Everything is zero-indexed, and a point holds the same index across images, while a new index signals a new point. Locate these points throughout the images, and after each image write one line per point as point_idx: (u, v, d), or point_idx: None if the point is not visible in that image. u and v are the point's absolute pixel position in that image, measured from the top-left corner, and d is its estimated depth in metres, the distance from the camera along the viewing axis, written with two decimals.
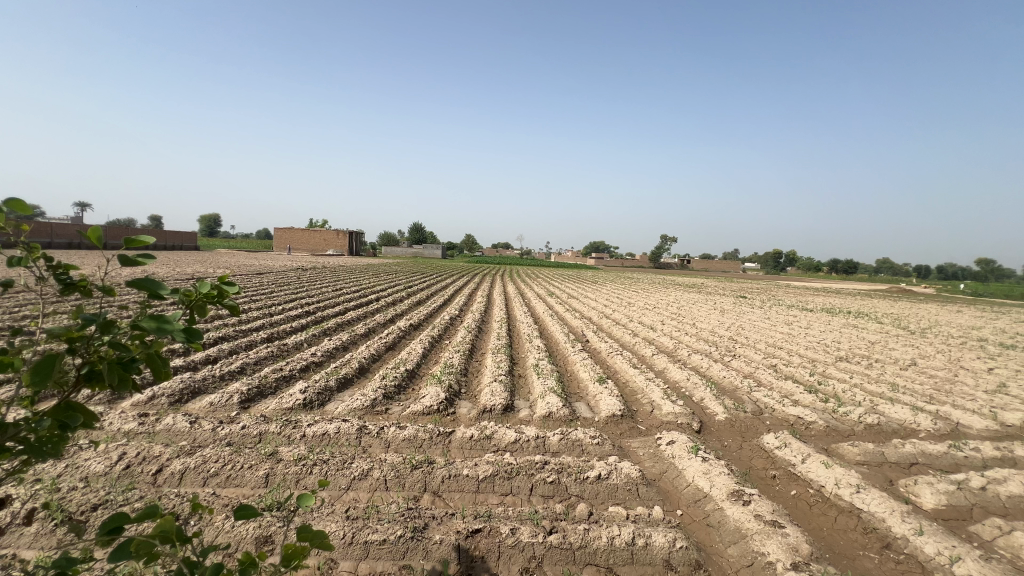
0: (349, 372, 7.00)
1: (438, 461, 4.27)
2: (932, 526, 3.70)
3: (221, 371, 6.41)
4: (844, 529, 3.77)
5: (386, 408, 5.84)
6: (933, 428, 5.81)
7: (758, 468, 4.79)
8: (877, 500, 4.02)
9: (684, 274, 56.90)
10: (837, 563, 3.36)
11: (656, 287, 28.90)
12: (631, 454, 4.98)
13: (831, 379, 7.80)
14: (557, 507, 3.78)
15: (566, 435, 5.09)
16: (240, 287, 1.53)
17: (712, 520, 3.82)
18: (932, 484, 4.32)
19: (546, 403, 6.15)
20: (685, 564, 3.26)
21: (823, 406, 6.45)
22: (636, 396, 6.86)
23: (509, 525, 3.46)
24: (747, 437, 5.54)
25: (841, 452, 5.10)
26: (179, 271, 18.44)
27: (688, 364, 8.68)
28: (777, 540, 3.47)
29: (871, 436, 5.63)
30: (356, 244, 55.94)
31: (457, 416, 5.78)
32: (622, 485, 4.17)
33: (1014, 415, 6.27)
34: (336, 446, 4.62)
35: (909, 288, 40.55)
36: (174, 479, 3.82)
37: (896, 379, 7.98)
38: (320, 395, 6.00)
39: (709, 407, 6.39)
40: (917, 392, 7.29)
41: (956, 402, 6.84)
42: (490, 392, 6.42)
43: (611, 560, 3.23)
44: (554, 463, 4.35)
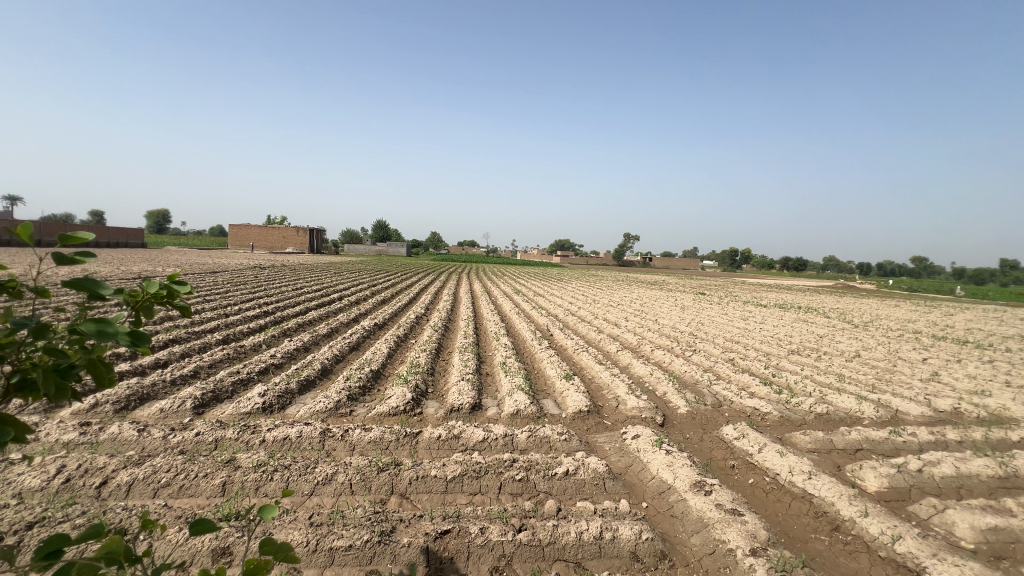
0: (311, 373, 6.79)
1: (404, 463, 4.20)
2: (875, 507, 3.94)
3: (172, 375, 6.09)
4: (797, 513, 3.97)
5: (350, 410, 5.71)
6: (876, 415, 6.20)
7: (718, 459, 4.97)
8: (827, 485, 4.26)
9: (646, 273, 58.39)
10: (791, 546, 3.53)
11: (620, 284, 29.36)
12: (597, 449, 5.06)
13: (784, 372, 8.18)
14: (526, 504, 3.80)
15: (534, 432, 5.13)
16: (192, 286, 1.45)
17: (676, 510, 3.94)
18: (876, 467, 4.61)
19: (513, 400, 6.17)
20: (651, 555, 3.34)
21: (777, 397, 6.77)
22: (602, 391, 6.98)
23: (478, 524, 3.45)
24: (707, 429, 5.73)
25: (794, 440, 5.36)
26: (124, 270, 17.37)
27: (652, 359, 8.92)
28: (736, 527, 3.62)
29: (821, 424, 5.95)
30: (317, 242, 54.38)
31: (424, 417, 5.72)
32: (590, 479, 4.24)
33: (946, 402, 6.76)
34: (298, 451, 4.48)
35: (854, 284, 42.59)
36: (120, 492, 3.60)
37: (842, 369, 8.47)
38: (281, 398, 5.79)
39: (672, 401, 6.59)
40: (861, 382, 7.76)
41: (895, 390, 7.34)
42: (457, 391, 6.38)
43: (580, 555, 3.28)
44: (522, 461, 4.37)
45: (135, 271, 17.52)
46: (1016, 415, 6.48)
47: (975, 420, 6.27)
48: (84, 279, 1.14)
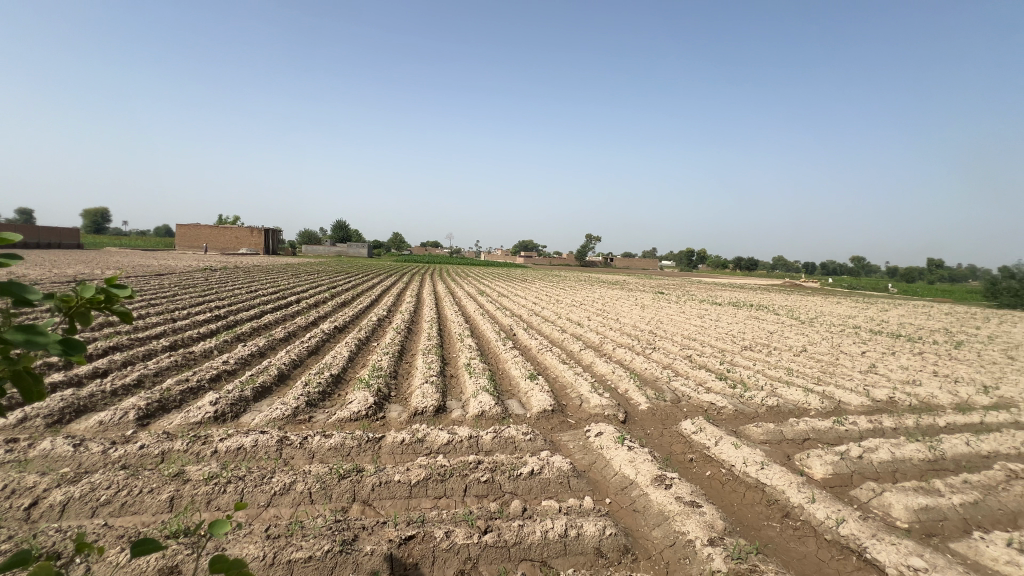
0: (266, 380, 6.52)
1: (367, 469, 4.10)
2: (822, 493, 4.18)
3: (113, 386, 5.70)
4: (751, 502, 4.15)
5: (309, 416, 5.52)
6: (821, 406, 6.59)
7: (677, 453, 5.13)
8: (778, 474, 4.48)
9: (608, 273, 59.67)
10: (745, 534, 3.69)
11: (582, 284, 29.76)
12: (561, 448, 5.12)
13: (738, 367, 8.54)
14: (491, 505, 3.79)
15: (499, 433, 5.13)
16: (134, 289, 1.36)
17: (638, 505, 4.04)
18: (821, 455, 4.89)
19: (478, 402, 6.15)
20: (614, 550, 3.40)
21: (732, 391, 7.06)
22: (566, 390, 7.06)
23: (443, 528, 3.42)
24: (667, 424, 5.90)
25: (747, 432, 5.60)
26: (57, 274, 16.16)
27: (614, 357, 9.11)
28: (695, 519, 3.74)
29: (772, 416, 6.25)
30: (273, 242, 52.42)
31: (387, 421, 5.61)
32: (555, 478, 4.29)
33: (882, 392, 7.25)
34: (254, 461, 4.30)
35: (800, 282, 45.01)
36: (53, 513, 3.33)
37: (790, 364, 8.94)
38: (234, 407, 5.53)
39: (633, 398, 6.74)
40: (807, 375, 8.22)
41: (838, 382, 7.82)
42: (421, 394, 6.30)
43: (546, 553, 3.30)
44: (487, 462, 4.37)
45: (68, 274, 16.30)
46: (942, 402, 7.04)
47: (908, 408, 6.76)
48: (9, 283, 1.04)
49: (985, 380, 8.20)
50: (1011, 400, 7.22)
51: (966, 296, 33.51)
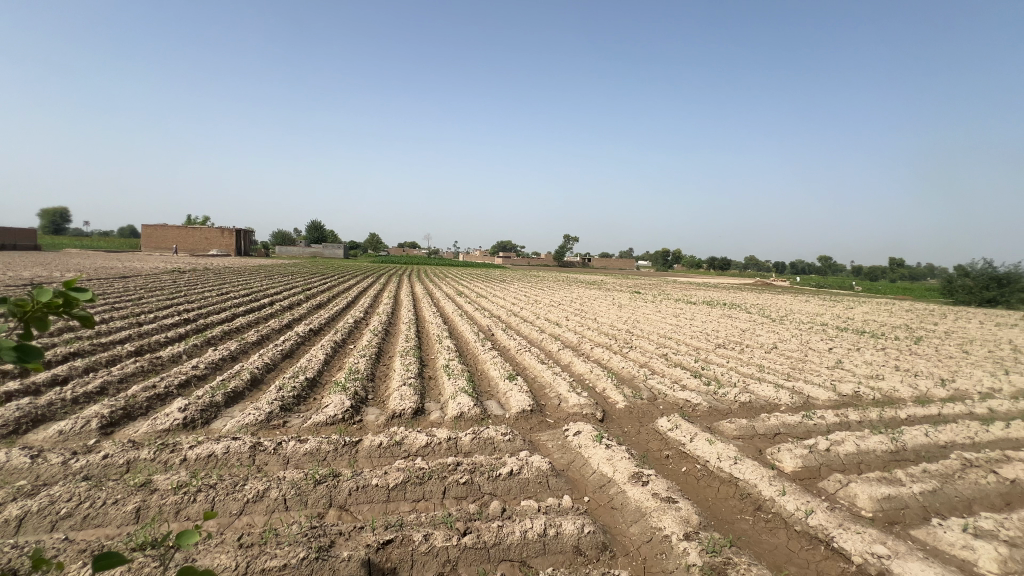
0: (238, 385, 6.33)
1: (343, 474, 4.04)
2: (792, 486, 4.31)
3: (74, 393, 5.46)
4: (725, 497, 4.26)
5: (283, 421, 5.40)
6: (791, 401, 6.79)
7: (654, 450, 5.22)
8: (750, 468, 4.60)
9: (586, 273, 60.20)
10: (719, 528, 3.77)
11: (560, 285, 29.90)
12: (540, 447, 5.13)
13: (712, 364, 8.74)
14: (470, 507, 3.77)
15: (478, 434, 5.12)
16: (94, 292, 1.31)
17: (616, 502, 4.08)
18: (791, 449, 5.04)
19: (457, 403, 6.12)
20: (593, 547, 3.44)
21: (706, 388, 7.22)
22: (544, 390, 7.09)
23: (422, 531, 3.39)
24: (644, 422, 5.99)
25: (721, 428, 5.74)
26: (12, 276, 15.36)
27: (592, 356, 9.20)
28: (671, 514, 3.81)
29: (744, 412, 6.42)
30: (245, 243, 51.06)
31: (364, 424, 5.53)
32: (534, 478, 4.30)
33: (848, 386, 7.53)
34: (225, 468, 4.18)
35: (770, 281, 46.30)
36: (9, 528, 3.17)
37: (762, 360, 9.20)
38: (205, 413, 5.36)
39: (611, 396, 6.82)
40: (777, 371, 8.46)
41: (807, 377, 8.08)
42: (399, 396, 6.23)
43: (525, 553, 3.31)
44: (466, 464, 4.36)
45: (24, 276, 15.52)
46: (904, 395, 7.35)
47: (871, 401, 7.03)
48: None
49: (942, 374, 8.61)
50: (966, 392, 7.60)
51: (924, 293, 35.08)
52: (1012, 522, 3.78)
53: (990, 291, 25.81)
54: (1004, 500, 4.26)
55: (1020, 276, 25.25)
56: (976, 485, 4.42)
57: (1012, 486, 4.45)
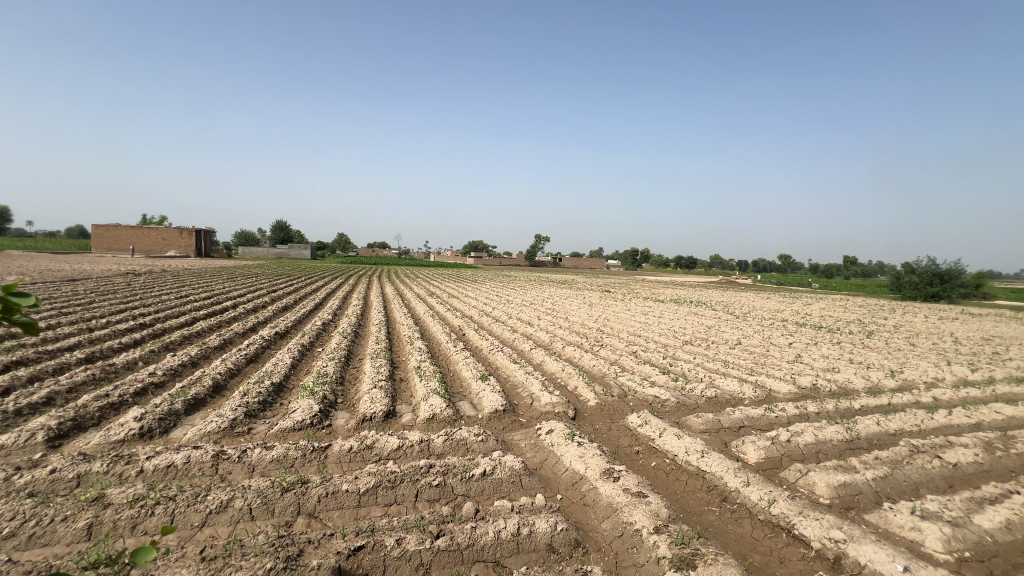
0: (199, 392, 6.08)
1: (312, 480, 3.95)
2: (755, 477, 4.47)
3: (17, 405, 5.12)
4: (692, 489, 4.38)
5: (248, 428, 5.23)
6: (754, 395, 7.05)
7: (625, 446, 5.32)
8: (716, 461, 4.74)
9: (557, 272, 60.72)
10: (688, 520, 3.88)
11: (531, 284, 29.98)
12: (513, 447, 5.14)
13: (679, 361, 8.97)
14: (443, 509, 3.75)
15: (451, 436, 5.10)
16: (38, 297, 1.23)
17: (588, 499, 4.14)
18: (755, 441, 5.23)
19: (429, 405, 6.07)
20: (565, 544, 3.47)
21: (674, 384, 7.42)
22: (517, 389, 7.11)
23: (394, 535, 3.35)
24: (615, 419, 6.09)
25: (689, 423, 5.90)
26: None
27: (563, 355, 9.29)
28: (641, 509, 3.90)
29: (710, 406, 6.62)
30: (205, 244, 49.09)
31: (333, 429, 5.41)
32: (506, 478, 4.31)
33: (807, 379, 7.87)
34: (186, 479, 4.01)
35: (734, 280, 47.81)
36: None
37: (726, 356, 9.50)
38: (163, 422, 5.13)
39: (582, 394, 6.91)
40: (741, 366, 8.76)
41: (768, 371, 8.41)
42: (370, 400, 6.13)
43: (498, 553, 3.31)
44: (439, 466, 4.33)
45: None
46: (857, 386, 7.75)
47: (828, 393, 7.37)
48: None
49: (891, 365, 9.11)
50: (913, 383, 8.06)
51: (876, 290, 36.99)
52: (954, 504, 4.05)
53: (933, 287, 27.49)
54: (948, 483, 4.55)
55: (960, 272, 26.99)
56: (922, 470, 4.70)
57: (954, 470, 4.76)
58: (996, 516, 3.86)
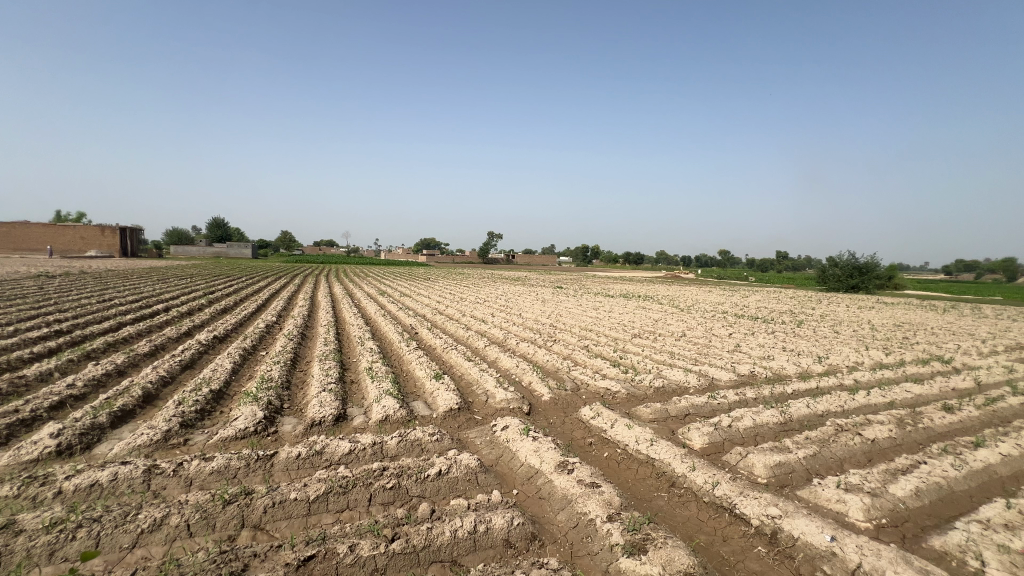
0: (127, 402, 5.62)
1: (258, 491, 3.76)
2: (700, 462, 4.71)
3: None
4: (643, 477, 4.55)
5: (185, 439, 4.90)
6: (698, 384, 7.42)
7: (578, 438, 5.43)
8: (664, 448, 4.95)
9: (510, 269, 61.02)
10: (639, 506, 4.02)
11: (485, 282, 29.89)
12: (469, 445, 5.13)
13: (629, 354, 9.28)
14: (398, 512, 3.68)
15: (404, 437, 5.01)
16: None
17: (543, 492, 4.20)
18: (699, 428, 5.50)
19: (381, 406, 5.93)
20: (522, 538, 3.51)
21: (624, 376, 7.67)
22: (472, 387, 7.10)
23: (346, 542, 3.25)
24: (568, 412, 6.22)
25: (638, 413, 6.12)
26: None
27: (517, 351, 9.36)
28: (595, 498, 4.01)
29: (658, 396, 6.91)
30: (131, 243, 45.41)
31: (280, 436, 5.18)
32: (462, 476, 4.30)
33: (745, 367, 8.38)
34: (112, 497, 3.69)
35: (678, 274, 50.01)
36: None
37: (672, 348, 9.93)
38: (86, 437, 4.71)
39: (536, 390, 7.00)
40: (686, 357, 9.19)
41: (711, 361, 8.87)
42: (319, 403, 5.91)
43: (455, 552, 3.29)
44: (393, 469, 4.26)
45: None
46: (789, 372, 8.33)
47: (764, 379, 7.88)
48: None
49: (819, 352, 9.88)
50: (837, 367, 8.78)
51: (804, 282, 39.94)
52: (873, 475, 4.44)
53: (853, 279, 30.06)
54: (867, 457, 4.99)
55: (876, 265, 29.64)
56: (846, 447, 5.13)
57: (872, 445, 5.23)
58: (907, 484, 4.28)
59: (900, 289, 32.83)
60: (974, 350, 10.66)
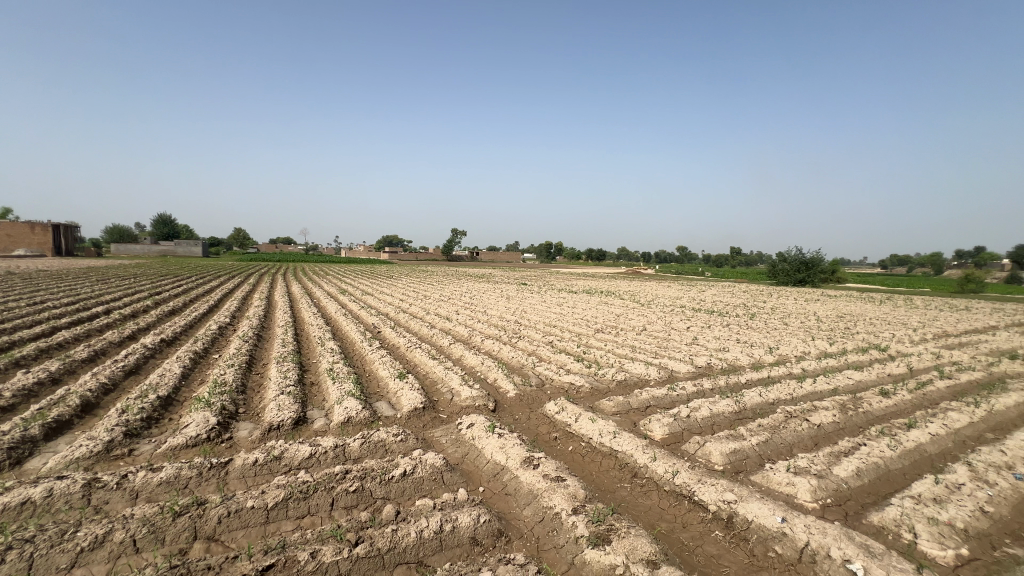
0: (63, 413, 5.22)
1: (212, 500, 3.60)
2: (661, 452, 4.85)
3: None
4: (607, 469, 4.64)
5: (130, 450, 4.62)
6: (658, 376, 7.66)
7: (544, 433, 5.49)
8: (627, 440, 5.08)
9: (474, 266, 60.81)
10: (604, 498, 4.11)
11: (449, 280, 29.63)
12: (434, 444, 5.09)
13: (592, 348, 9.45)
14: (361, 515, 3.61)
15: (368, 438, 4.91)
16: None
17: (509, 488, 4.22)
18: (660, 419, 5.67)
19: (343, 408, 5.79)
20: (489, 535, 3.51)
21: (588, 370, 7.81)
22: (436, 386, 7.04)
23: (307, 549, 3.16)
24: (533, 408, 6.27)
25: (602, 406, 6.25)
26: None
27: (482, 348, 9.35)
28: (560, 492, 4.06)
29: (621, 389, 7.08)
30: (65, 240, 42.23)
31: (235, 442, 4.96)
32: (428, 476, 4.27)
33: (702, 359, 8.70)
34: (47, 515, 3.43)
35: (639, 270, 51.27)
36: None
37: (633, 342, 10.19)
38: (15, 451, 4.36)
39: (502, 386, 7.03)
40: (647, 350, 9.45)
41: (670, 354, 9.16)
42: (277, 407, 5.70)
43: (421, 553, 3.26)
44: (356, 471, 4.17)
45: None
46: (743, 362, 8.72)
47: (719, 370, 8.22)
48: None
49: (770, 343, 10.38)
50: (787, 357, 9.25)
51: (756, 276, 41.92)
52: (820, 459, 4.71)
53: (801, 273, 31.79)
54: (814, 441, 5.30)
55: (820, 259, 31.46)
56: (795, 432, 5.42)
57: (818, 429, 5.56)
58: (849, 465, 4.58)
59: (842, 282, 34.98)
60: (907, 338, 11.50)
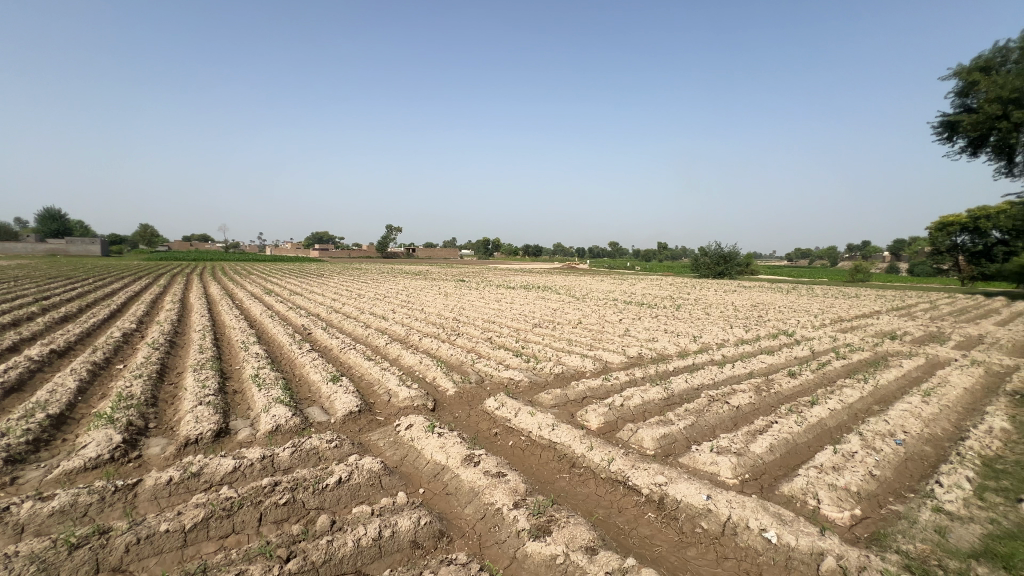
0: None
1: (118, 528, 3.25)
2: (597, 441, 5.03)
3: None
4: (546, 462, 4.73)
5: (13, 478, 4.04)
6: (593, 368, 7.92)
7: (484, 430, 5.50)
8: (565, 431, 5.21)
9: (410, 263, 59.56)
10: (543, 491, 4.19)
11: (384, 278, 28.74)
12: (371, 448, 4.94)
13: (530, 343, 9.61)
14: (292, 529, 3.42)
15: (299, 446, 4.66)
16: None
17: (450, 488, 4.19)
18: (596, 409, 5.88)
19: (271, 415, 5.44)
20: (430, 537, 3.46)
21: (526, 365, 7.92)
22: (373, 387, 6.82)
23: (232, 570, 2.95)
24: (473, 404, 6.27)
25: (541, 400, 6.37)
26: None
27: (420, 347, 9.19)
28: (501, 487, 4.09)
29: (558, 382, 7.25)
30: None
31: (145, 461, 4.51)
32: (365, 481, 4.13)
33: (633, 349, 9.13)
34: None
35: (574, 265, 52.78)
36: None
37: (570, 335, 10.47)
38: None
39: (441, 385, 6.95)
40: (582, 343, 9.74)
41: (604, 345, 9.52)
42: (194, 419, 5.24)
43: (359, 562, 3.15)
44: (287, 482, 3.94)
45: None
46: (670, 351, 9.25)
47: (649, 359, 8.65)
48: None
49: (694, 332, 11.10)
50: (708, 344, 9.94)
51: (681, 270, 44.60)
52: (738, 438, 5.11)
53: (719, 266, 34.30)
54: (733, 422, 5.74)
55: (737, 254, 34.07)
56: (717, 415, 5.82)
57: (737, 411, 6.02)
58: (764, 443, 5.00)
59: (755, 274, 38.13)
60: (810, 324, 12.76)
